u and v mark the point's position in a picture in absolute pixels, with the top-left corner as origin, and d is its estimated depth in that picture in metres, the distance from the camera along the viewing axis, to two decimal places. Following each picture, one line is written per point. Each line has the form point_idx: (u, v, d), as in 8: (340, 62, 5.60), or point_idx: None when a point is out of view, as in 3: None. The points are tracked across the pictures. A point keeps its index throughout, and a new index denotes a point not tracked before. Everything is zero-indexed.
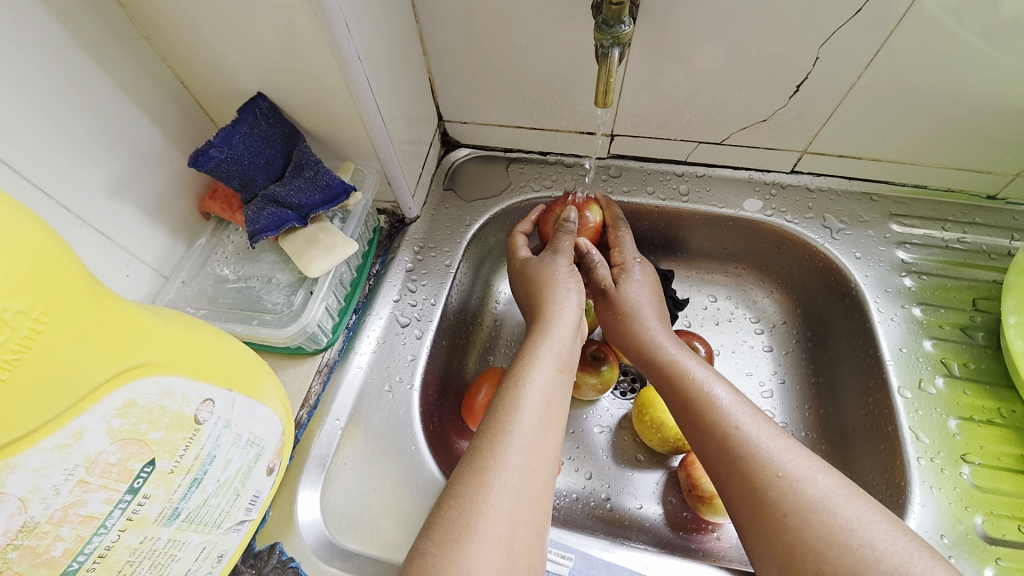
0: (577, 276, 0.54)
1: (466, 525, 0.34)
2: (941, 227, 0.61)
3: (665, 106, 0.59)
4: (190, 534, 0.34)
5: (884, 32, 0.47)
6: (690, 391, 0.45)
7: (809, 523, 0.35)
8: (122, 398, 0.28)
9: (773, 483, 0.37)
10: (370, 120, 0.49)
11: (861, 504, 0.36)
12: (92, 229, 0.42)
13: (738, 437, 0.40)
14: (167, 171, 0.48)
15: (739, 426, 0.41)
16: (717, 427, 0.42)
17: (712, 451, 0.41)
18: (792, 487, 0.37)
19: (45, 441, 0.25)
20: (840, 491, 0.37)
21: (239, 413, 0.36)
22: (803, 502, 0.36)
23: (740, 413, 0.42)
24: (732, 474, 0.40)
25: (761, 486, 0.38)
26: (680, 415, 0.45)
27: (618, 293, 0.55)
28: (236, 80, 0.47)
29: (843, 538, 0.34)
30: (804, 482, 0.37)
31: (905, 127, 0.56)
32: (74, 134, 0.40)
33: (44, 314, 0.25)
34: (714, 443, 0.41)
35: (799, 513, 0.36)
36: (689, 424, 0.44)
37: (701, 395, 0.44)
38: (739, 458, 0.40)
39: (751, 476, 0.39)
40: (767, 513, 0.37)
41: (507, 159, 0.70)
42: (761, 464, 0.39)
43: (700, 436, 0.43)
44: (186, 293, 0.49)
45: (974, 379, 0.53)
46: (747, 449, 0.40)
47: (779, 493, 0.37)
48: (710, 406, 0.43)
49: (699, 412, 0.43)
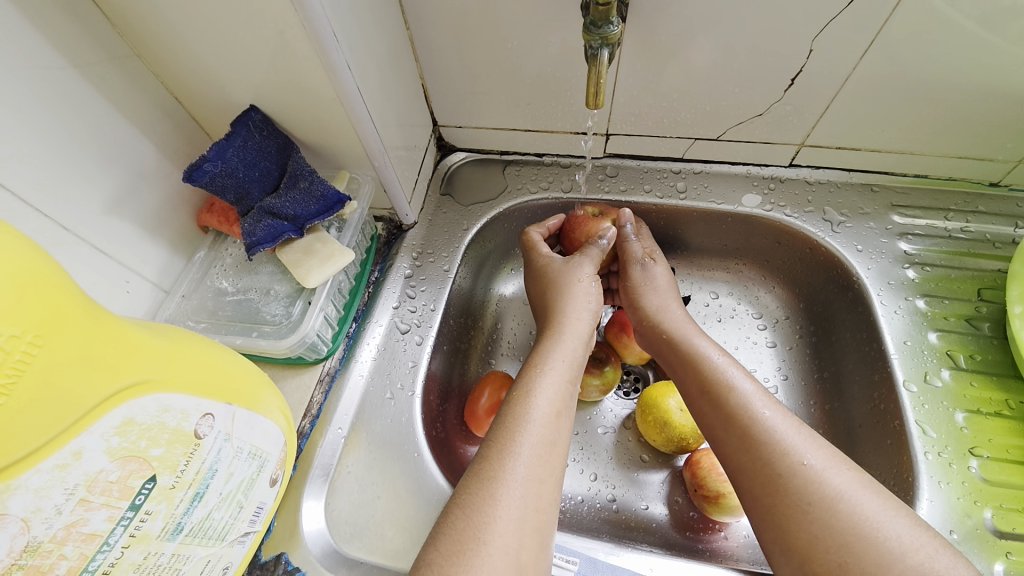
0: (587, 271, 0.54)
1: (473, 536, 0.34)
2: (943, 217, 0.60)
3: (659, 104, 0.58)
4: (194, 547, 0.34)
5: (879, 22, 0.46)
6: (711, 375, 0.45)
7: (834, 513, 0.35)
8: (121, 416, 0.28)
9: (797, 471, 0.37)
10: (363, 129, 0.49)
11: (882, 498, 0.36)
12: (91, 247, 0.42)
13: (762, 425, 0.40)
14: (163, 186, 0.49)
15: (764, 412, 0.41)
16: (741, 413, 0.41)
17: (733, 438, 0.41)
18: (817, 476, 0.36)
19: (45, 461, 0.25)
20: (861, 483, 0.36)
21: (240, 426, 0.36)
22: (830, 492, 0.36)
23: (763, 400, 0.42)
24: (755, 461, 0.39)
25: (785, 474, 0.37)
26: (701, 403, 0.44)
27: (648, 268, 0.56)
28: (229, 94, 0.47)
29: (866, 529, 0.34)
30: (828, 473, 0.37)
31: (903, 117, 0.55)
32: (70, 154, 0.40)
33: (39, 336, 0.25)
34: (735, 432, 0.41)
35: (824, 503, 0.35)
36: (711, 411, 0.43)
37: (723, 377, 0.44)
38: (762, 448, 0.39)
39: (775, 464, 0.38)
40: (787, 505, 0.36)
41: (503, 161, 0.70)
42: (784, 453, 0.38)
43: (721, 423, 0.42)
44: (186, 307, 0.50)
45: (981, 371, 0.52)
46: (770, 438, 0.39)
47: (803, 482, 0.36)
48: (732, 395, 0.43)
49: (721, 401, 0.43)
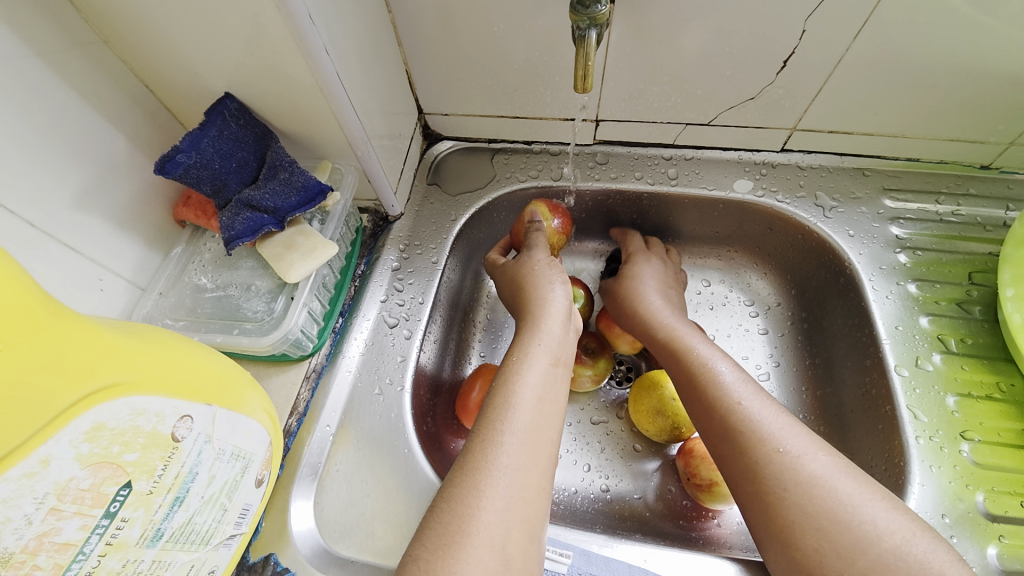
0: (558, 267, 0.54)
1: (459, 529, 0.33)
2: (935, 200, 0.60)
3: (650, 88, 0.57)
4: (176, 553, 0.33)
5: (874, 1, 0.45)
6: (694, 368, 0.44)
7: (810, 499, 0.34)
8: (91, 421, 0.27)
9: (772, 458, 0.37)
10: (345, 117, 0.47)
11: (861, 482, 0.35)
12: (60, 244, 0.40)
13: (740, 413, 0.40)
14: (136, 179, 0.47)
15: (742, 402, 0.40)
16: (722, 403, 0.41)
17: (714, 427, 0.41)
18: (793, 462, 0.36)
19: (10, 471, 0.24)
20: (840, 468, 0.36)
21: (221, 426, 0.35)
22: (805, 477, 0.35)
23: (743, 391, 0.41)
24: (733, 451, 0.39)
25: (762, 461, 0.37)
26: (684, 393, 0.44)
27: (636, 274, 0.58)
28: (203, 81, 0.45)
29: (843, 514, 0.33)
30: (805, 459, 0.36)
31: (896, 99, 0.54)
32: (34, 147, 0.38)
33: None
34: (714, 423, 0.41)
35: (799, 489, 0.35)
36: (694, 398, 0.43)
37: (704, 371, 0.44)
38: (741, 433, 0.39)
39: (752, 452, 0.38)
40: (765, 490, 0.36)
41: (491, 149, 0.68)
42: (761, 440, 0.38)
43: (703, 415, 0.42)
44: (164, 305, 0.48)
45: (972, 355, 0.52)
46: (749, 425, 0.39)
47: (779, 469, 0.36)
48: (713, 381, 0.43)
49: (702, 387, 0.43)
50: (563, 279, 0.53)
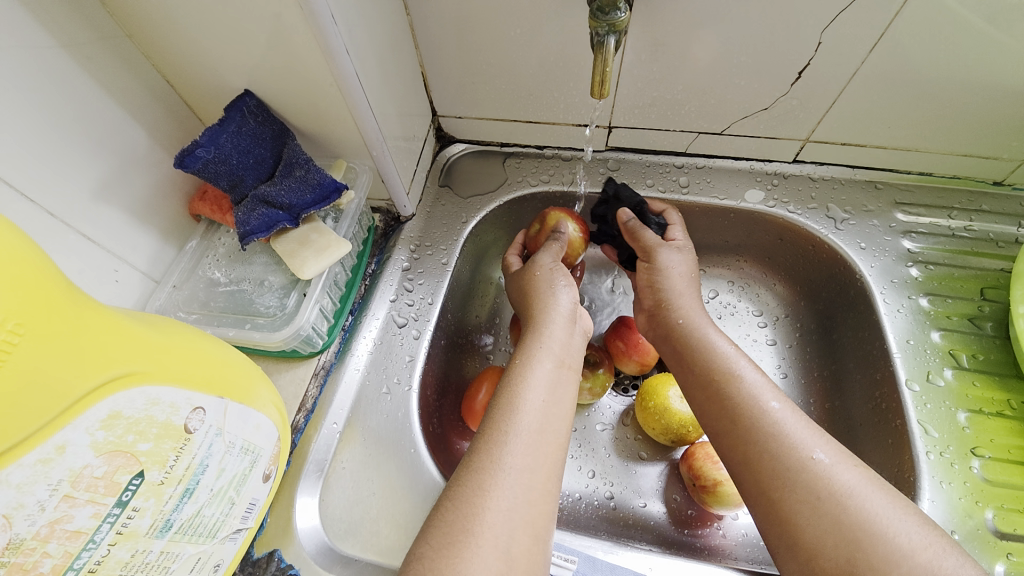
0: (562, 271, 0.54)
1: (465, 527, 0.33)
2: (947, 215, 0.60)
3: (664, 96, 0.57)
4: (183, 545, 0.33)
5: (889, 15, 0.46)
6: (718, 367, 0.44)
7: (845, 509, 0.34)
8: (108, 409, 0.27)
9: (805, 466, 0.36)
10: (362, 117, 0.48)
11: (891, 497, 0.35)
12: (78, 234, 0.41)
13: (770, 418, 0.39)
14: (154, 173, 0.47)
15: (770, 407, 0.40)
16: (747, 407, 0.40)
17: (738, 433, 0.40)
18: (825, 472, 0.36)
19: (27, 456, 0.24)
20: (870, 481, 0.36)
21: (232, 420, 0.35)
22: (838, 488, 0.35)
23: (769, 393, 0.41)
24: (761, 456, 0.38)
25: (793, 471, 0.36)
26: (701, 395, 0.44)
27: (666, 253, 0.54)
28: (223, 78, 0.46)
29: (877, 526, 0.33)
30: (837, 468, 0.36)
31: (910, 114, 0.54)
32: (56, 138, 0.38)
33: (21, 324, 0.24)
34: (739, 427, 0.40)
35: (833, 498, 0.34)
36: (712, 405, 0.43)
37: (728, 371, 0.43)
38: (768, 443, 0.38)
39: (781, 459, 0.37)
40: (796, 501, 0.35)
41: (503, 153, 0.68)
42: (791, 448, 0.37)
43: (726, 417, 0.41)
44: (177, 298, 0.48)
45: (983, 371, 0.52)
46: (778, 433, 0.38)
47: (812, 478, 0.36)
48: (735, 387, 0.42)
49: (723, 393, 0.42)
50: (568, 281, 0.53)
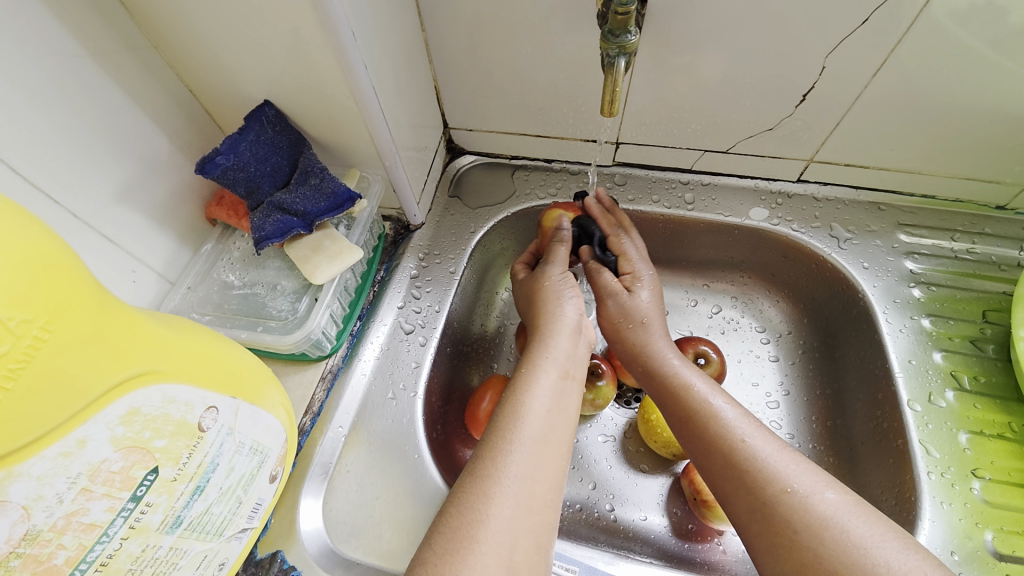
0: (569, 280, 0.54)
1: (468, 535, 0.34)
2: (950, 237, 0.60)
3: (670, 114, 0.59)
4: (191, 542, 0.34)
5: (891, 40, 0.47)
6: (692, 404, 0.44)
7: (821, 542, 0.34)
8: (126, 406, 0.28)
9: (780, 500, 0.36)
10: (376, 129, 0.49)
11: (872, 520, 0.34)
12: (99, 235, 0.42)
13: (744, 452, 0.39)
14: (174, 177, 0.49)
15: (746, 440, 0.40)
16: (724, 438, 0.41)
17: (717, 464, 0.40)
18: (801, 504, 0.36)
19: (50, 449, 0.25)
20: (850, 507, 0.35)
21: (243, 420, 0.36)
22: (814, 519, 0.35)
23: (746, 427, 0.41)
24: (740, 488, 0.38)
25: (770, 502, 0.37)
26: (684, 430, 0.44)
27: (630, 300, 0.53)
28: (244, 89, 0.47)
29: (855, 556, 0.33)
30: (813, 498, 0.36)
31: (912, 137, 0.55)
32: (83, 142, 0.40)
33: (50, 323, 0.25)
34: (719, 457, 0.40)
35: (810, 532, 0.34)
36: (694, 437, 0.43)
37: (705, 410, 0.43)
38: (746, 472, 0.38)
39: (759, 490, 0.37)
40: (777, 531, 0.35)
41: (511, 166, 0.70)
42: (768, 480, 0.37)
43: (705, 451, 0.41)
44: (192, 299, 0.49)
45: (985, 393, 0.52)
46: (754, 464, 0.38)
47: (788, 510, 0.36)
48: (714, 419, 0.42)
49: (703, 423, 0.42)
50: (575, 291, 0.53)
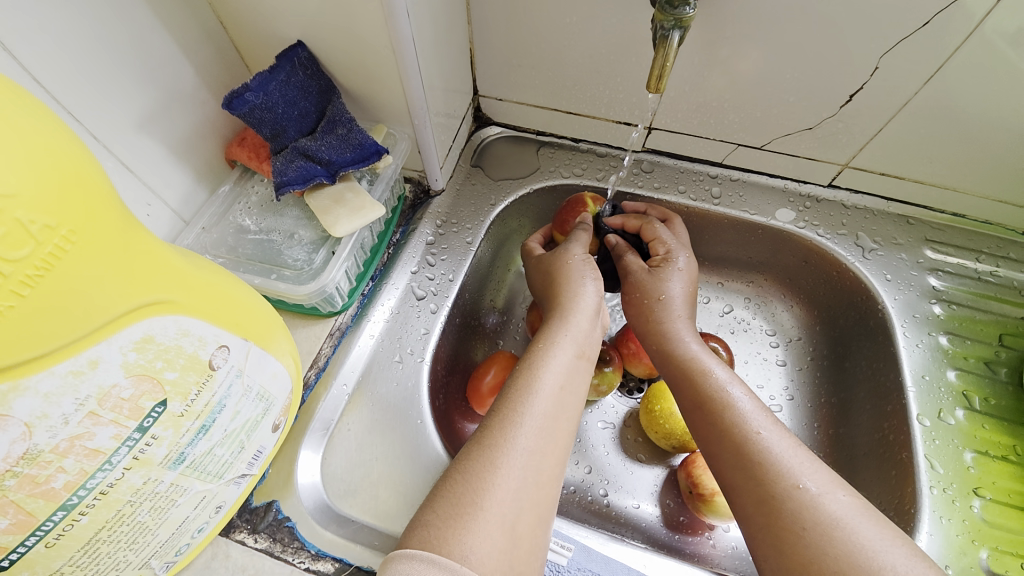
0: (592, 266, 0.52)
1: (472, 502, 0.33)
2: (975, 258, 0.59)
3: (709, 104, 0.57)
4: (191, 481, 0.33)
5: (949, 48, 0.45)
6: (709, 390, 0.44)
7: (829, 540, 0.33)
8: (141, 332, 0.27)
9: (791, 495, 0.36)
10: (409, 84, 0.47)
11: (880, 527, 0.34)
12: (117, 162, 0.40)
13: (757, 445, 0.39)
14: (197, 112, 0.47)
15: (760, 432, 0.40)
16: (738, 429, 0.40)
17: (728, 454, 0.40)
18: (812, 502, 0.35)
19: (60, 365, 0.24)
20: (859, 511, 0.35)
21: (252, 364, 0.35)
22: (825, 518, 0.34)
23: (761, 420, 0.41)
24: (750, 480, 0.38)
25: (781, 496, 0.36)
26: (695, 414, 0.44)
27: (652, 281, 0.52)
28: (277, 27, 0.45)
29: (862, 559, 0.32)
30: (824, 498, 0.35)
31: (954, 152, 0.54)
32: (107, 63, 0.38)
33: (72, 233, 0.23)
34: (730, 449, 0.40)
35: (819, 528, 0.34)
36: (707, 424, 0.42)
37: (721, 397, 0.43)
38: (759, 464, 0.38)
39: (769, 484, 0.37)
40: (784, 523, 0.35)
41: (538, 142, 0.68)
42: (779, 475, 0.37)
43: (717, 439, 0.41)
44: (205, 240, 0.48)
45: (994, 415, 0.52)
46: (768, 456, 0.38)
47: (797, 507, 0.35)
48: (729, 408, 0.42)
49: (716, 412, 0.42)
50: (596, 278, 0.51)
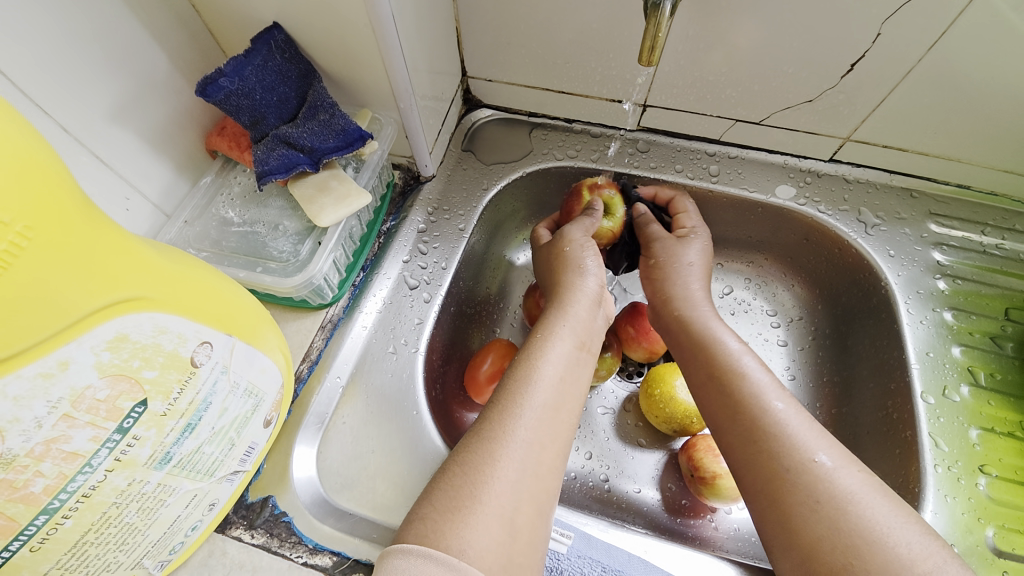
0: (592, 248, 0.51)
1: (470, 494, 0.33)
2: (981, 230, 0.58)
3: (705, 78, 0.55)
4: (180, 480, 0.33)
5: (956, 12, 0.43)
6: (722, 362, 0.43)
7: (843, 515, 0.33)
8: (114, 330, 0.26)
9: (805, 469, 0.35)
10: (392, 64, 0.45)
11: (894, 503, 0.34)
12: (91, 156, 0.39)
13: (771, 418, 0.38)
14: (173, 101, 0.45)
15: (774, 406, 0.39)
16: (750, 403, 0.40)
17: (739, 430, 0.39)
18: (826, 476, 0.35)
19: (27, 368, 0.23)
20: (872, 487, 0.34)
21: (238, 360, 0.34)
22: (838, 492, 0.34)
23: (776, 393, 0.40)
24: (761, 455, 0.37)
25: (794, 471, 0.35)
26: (706, 390, 0.43)
27: (677, 245, 0.54)
28: (251, 8, 0.43)
29: (877, 534, 0.32)
30: (839, 472, 0.35)
31: (960, 122, 0.52)
32: (74, 51, 0.37)
33: (29, 228, 0.22)
34: (742, 424, 0.39)
35: (833, 502, 0.33)
36: (719, 399, 0.42)
37: (736, 367, 0.42)
38: (772, 439, 0.37)
39: (781, 459, 0.36)
40: (796, 498, 0.35)
41: (530, 123, 0.66)
42: (792, 450, 0.36)
43: (729, 415, 0.40)
44: (188, 234, 0.47)
45: (999, 391, 0.51)
46: (780, 431, 0.38)
47: (812, 480, 0.35)
48: (742, 380, 0.41)
49: (729, 385, 0.41)
50: (597, 261, 0.51)
